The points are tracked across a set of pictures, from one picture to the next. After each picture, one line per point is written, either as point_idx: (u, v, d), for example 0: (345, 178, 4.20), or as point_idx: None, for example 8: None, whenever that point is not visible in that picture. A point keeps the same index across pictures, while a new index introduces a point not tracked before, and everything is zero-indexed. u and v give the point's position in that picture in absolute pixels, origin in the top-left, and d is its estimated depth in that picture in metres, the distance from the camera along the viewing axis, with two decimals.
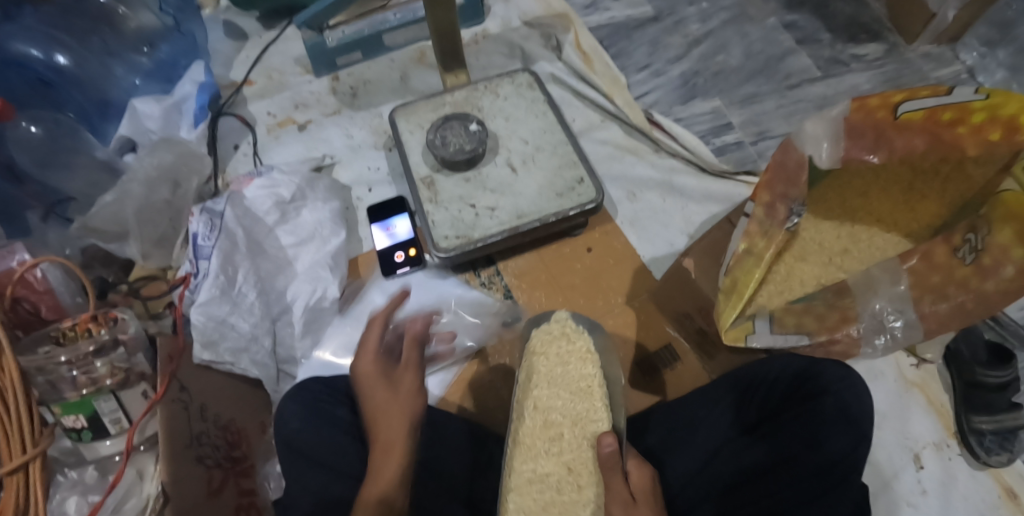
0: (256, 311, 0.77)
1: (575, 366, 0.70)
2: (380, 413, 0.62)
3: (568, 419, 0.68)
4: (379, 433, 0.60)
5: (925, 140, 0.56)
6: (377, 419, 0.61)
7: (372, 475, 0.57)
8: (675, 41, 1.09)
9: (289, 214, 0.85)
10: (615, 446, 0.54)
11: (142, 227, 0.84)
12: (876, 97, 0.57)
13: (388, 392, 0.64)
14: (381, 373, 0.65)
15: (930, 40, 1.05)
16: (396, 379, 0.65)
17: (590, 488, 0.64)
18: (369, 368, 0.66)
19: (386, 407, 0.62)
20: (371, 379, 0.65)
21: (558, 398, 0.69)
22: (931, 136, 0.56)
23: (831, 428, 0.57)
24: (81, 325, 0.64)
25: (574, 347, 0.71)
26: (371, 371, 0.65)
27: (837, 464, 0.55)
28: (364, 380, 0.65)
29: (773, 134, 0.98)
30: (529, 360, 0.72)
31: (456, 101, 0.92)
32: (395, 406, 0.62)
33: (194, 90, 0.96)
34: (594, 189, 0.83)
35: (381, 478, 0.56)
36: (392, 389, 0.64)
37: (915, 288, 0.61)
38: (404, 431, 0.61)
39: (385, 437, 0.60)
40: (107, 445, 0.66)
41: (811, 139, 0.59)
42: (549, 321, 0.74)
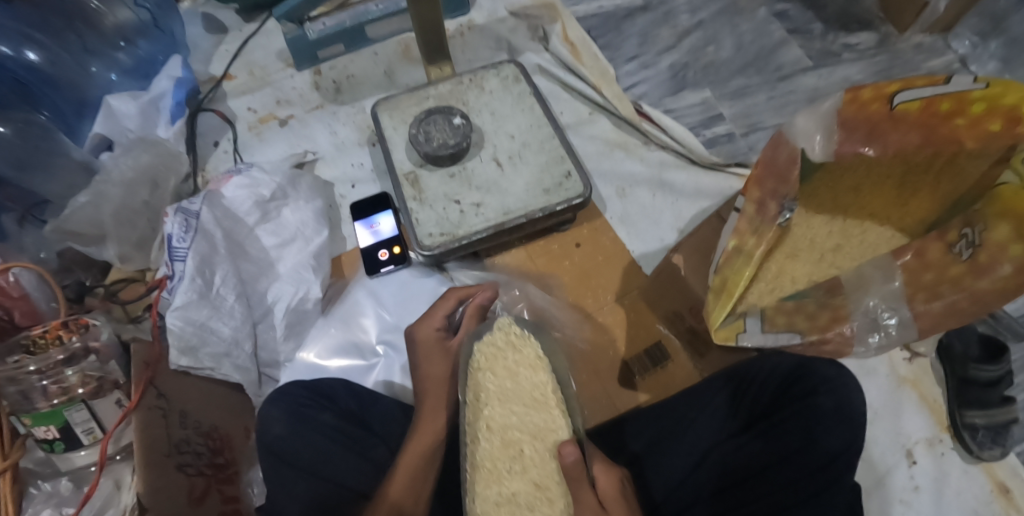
0: (237, 314, 0.75)
1: (525, 375, 0.66)
2: (430, 376, 0.66)
3: (527, 434, 0.62)
4: (426, 393, 0.65)
5: (920, 135, 0.54)
6: (424, 379, 0.66)
7: (417, 432, 0.62)
8: (665, 32, 1.07)
9: (270, 213, 0.83)
10: (576, 455, 0.53)
11: (119, 229, 0.81)
12: (869, 88, 0.55)
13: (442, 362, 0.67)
14: (440, 345, 0.69)
15: (922, 30, 1.03)
16: (450, 349, 0.69)
17: (560, 502, 0.60)
18: (429, 338, 0.69)
19: (434, 366, 0.67)
20: (427, 348, 0.68)
21: (513, 413, 0.63)
22: (926, 131, 0.54)
23: (818, 428, 0.56)
24: (52, 333, 0.62)
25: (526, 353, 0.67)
26: (431, 340, 0.69)
27: (829, 465, 0.55)
28: (422, 346, 0.69)
29: (764, 126, 0.97)
30: (473, 376, 0.66)
31: (440, 95, 0.89)
32: (443, 373, 0.67)
33: (171, 86, 0.94)
34: (582, 184, 0.81)
35: (423, 432, 0.62)
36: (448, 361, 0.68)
37: (908, 287, 0.60)
38: (450, 393, 0.66)
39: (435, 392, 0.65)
40: (81, 456, 0.64)
41: (803, 133, 0.57)
42: (490, 331, 0.68)
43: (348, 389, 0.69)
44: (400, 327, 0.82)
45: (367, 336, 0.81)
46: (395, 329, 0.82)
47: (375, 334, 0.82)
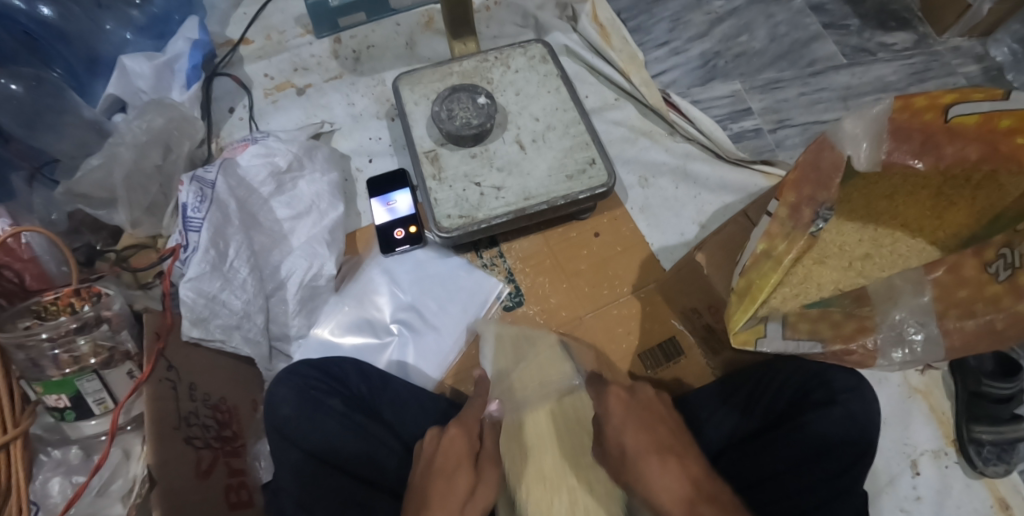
0: (249, 287, 0.74)
1: (537, 341, 0.78)
2: (444, 464, 0.56)
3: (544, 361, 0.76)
4: (425, 488, 0.54)
5: (978, 149, 0.53)
6: (442, 462, 0.56)
7: None
8: (697, 18, 1.03)
9: (285, 185, 0.81)
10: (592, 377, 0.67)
11: (131, 193, 0.80)
12: (923, 96, 0.54)
13: (464, 444, 0.58)
14: (471, 436, 0.59)
15: (961, 33, 1.00)
16: (479, 475, 0.57)
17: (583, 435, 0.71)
18: (454, 441, 0.58)
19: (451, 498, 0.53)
20: (457, 438, 0.58)
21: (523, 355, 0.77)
22: (985, 145, 0.53)
23: (831, 411, 0.58)
24: (64, 300, 0.62)
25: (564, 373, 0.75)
26: (460, 455, 0.57)
27: (854, 465, 0.56)
28: (444, 433, 0.59)
29: (793, 123, 0.94)
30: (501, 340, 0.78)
31: (464, 71, 0.87)
32: (464, 459, 0.57)
33: (187, 48, 0.91)
34: (606, 173, 0.79)
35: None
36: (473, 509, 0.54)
37: (938, 302, 0.57)
38: (464, 490, 0.54)
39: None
40: (92, 425, 0.64)
41: (850, 137, 0.56)
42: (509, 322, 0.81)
43: (360, 372, 0.71)
44: (416, 306, 0.82)
45: (382, 314, 0.81)
46: (410, 308, 0.82)
47: (390, 312, 0.81)
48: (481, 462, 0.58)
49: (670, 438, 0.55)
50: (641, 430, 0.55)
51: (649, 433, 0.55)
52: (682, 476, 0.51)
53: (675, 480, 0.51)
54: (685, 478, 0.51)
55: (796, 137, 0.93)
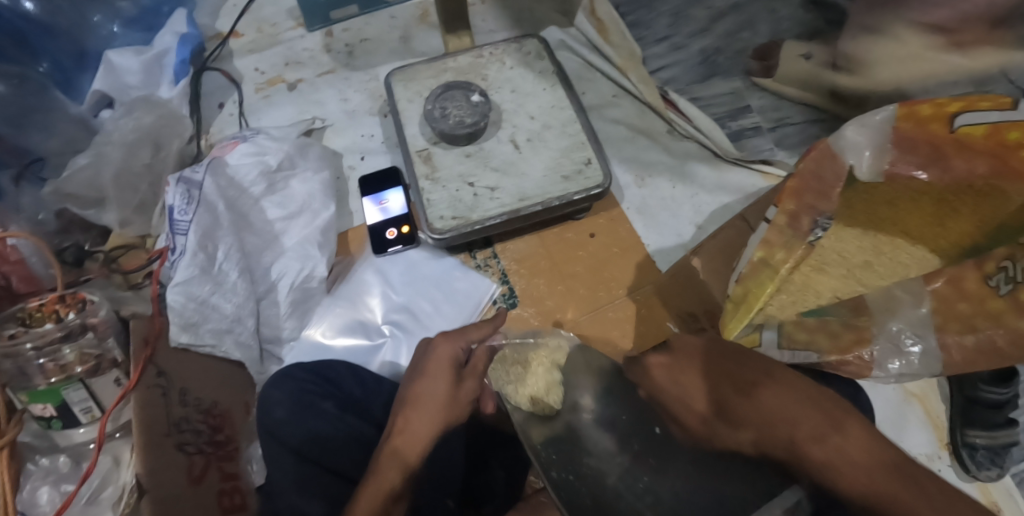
0: (240, 291, 0.72)
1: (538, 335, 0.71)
2: (434, 370, 0.59)
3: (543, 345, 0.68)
4: (409, 389, 0.59)
5: (986, 162, 0.52)
6: (431, 370, 0.59)
7: (405, 420, 0.57)
8: (697, 13, 1.02)
9: (276, 184, 0.80)
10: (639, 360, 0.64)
11: (121, 193, 0.79)
12: (928, 105, 0.53)
13: (449, 354, 0.60)
14: (460, 342, 0.62)
15: None
16: (459, 387, 0.60)
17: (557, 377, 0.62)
18: (442, 351, 0.60)
19: (432, 402, 0.58)
20: (445, 344, 0.61)
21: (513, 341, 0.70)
22: (993, 158, 0.52)
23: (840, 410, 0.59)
24: (49, 307, 0.61)
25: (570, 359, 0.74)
26: (446, 362, 0.60)
27: None
28: (437, 343, 0.62)
29: (793, 122, 0.93)
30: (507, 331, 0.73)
31: (459, 67, 0.85)
32: (447, 365, 0.60)
33: (175, 43, 0.90)
34: (603, 173, 0.77)
35: (389, 469, 0.54)
36: (438, 415, 0.58)
37: (938, 315, 0.57)
38: (445, 389, 0.59)
39: (414, 439, 0.56)
40: (80, 433, 0.63)
41: (853, 146, 0.55)
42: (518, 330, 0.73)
43: (354, 375, 0.70)
44: (409, 308, 0.80)
45: (374, 316, 0.80)
46: (403, 310, 0.80)
47: (382, 314, 0.80)
48: (469, 372, 0.61)
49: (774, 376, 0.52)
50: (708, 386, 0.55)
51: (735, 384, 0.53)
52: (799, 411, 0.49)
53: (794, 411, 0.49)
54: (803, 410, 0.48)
55: (796, 137, 0.92)
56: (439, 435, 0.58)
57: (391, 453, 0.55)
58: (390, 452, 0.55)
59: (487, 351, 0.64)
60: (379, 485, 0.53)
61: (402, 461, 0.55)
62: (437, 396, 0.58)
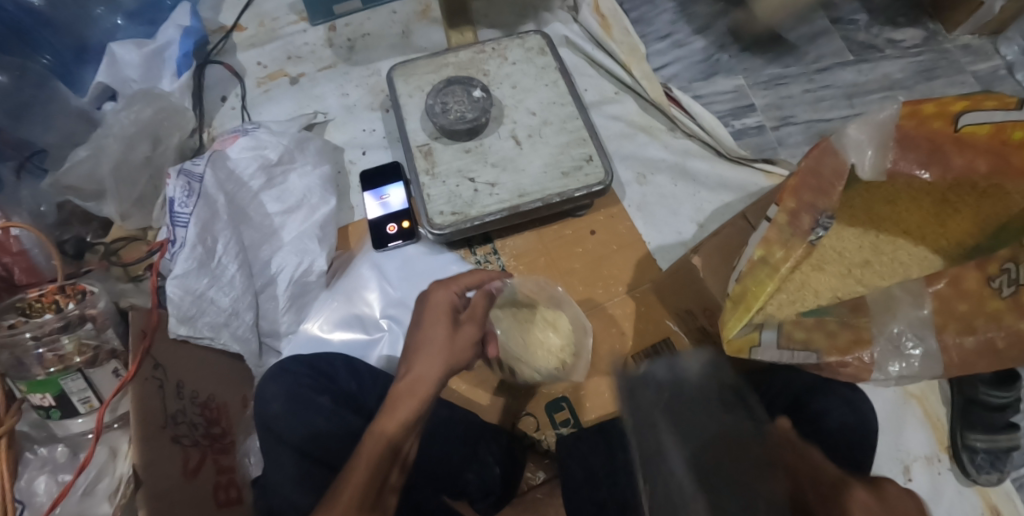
0: (237, 284, 0.73)
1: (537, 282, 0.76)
2: (431, 316, 0.58)
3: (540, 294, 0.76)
4: (410, 338, 0.58)
5: (987, 160, 0.53)
6: (427, 317, 0.58)
7: (407, 364, 0.56)
8: (700, 10, 1.02)
9: (275, 178, 0.80)
10: None
11: (120, 186, 0.79)
12: (932, 103, 0.53)
13: (446, 301, 0.59)
14: (456, 292, 0.60)
15: (971, 31, 1.02)
16: (458, 329, 0.59)
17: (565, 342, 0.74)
18: (438, 298, 0.59)
19: (438, 345, 0.56)
20: (441, 291, 0.60)
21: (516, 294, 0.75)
22: (996, 157, 0.52)
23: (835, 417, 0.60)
24: (49, 297, 0.61)
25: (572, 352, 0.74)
26: (442, 308, 0.59)
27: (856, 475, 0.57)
28: (433, 290, 0.60)
29: (796, 121, 0.94)
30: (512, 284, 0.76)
31: (460, 63, 0.85)
32: (444, 311, 0.58)
33: (177, 36, 0.90)
34: (603, 169, 0.77)
35: (392, 418, 0.53)
36: (441, 359, 0.56)
37: (938, 315, 0.56)
38: (444, 332, 0.57)
39: (422, 381, 0.55)
40: (78, 423, 0.63)
41: (854, 144, 0.55)
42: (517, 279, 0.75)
43: (350, 370, 0.71)
44: (404, 302, 0.79)
45: (370, 310, 0.79)
46: (399, 304, 0.79)
47: (379, 308, 0.79)
48: (467, 318, 0.60)
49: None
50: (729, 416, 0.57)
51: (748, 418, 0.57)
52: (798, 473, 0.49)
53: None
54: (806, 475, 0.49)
55: (799, 135, 0.93)
56: (446, 377, 0.57)
57: (374, 433, 0.52)
58: (403, 393, 0.54)
59: (485, 294, 0.63)
60: (383, 428, 0.52)
61: (407, 407, 0.54)
62: (438, 335, 0.57)
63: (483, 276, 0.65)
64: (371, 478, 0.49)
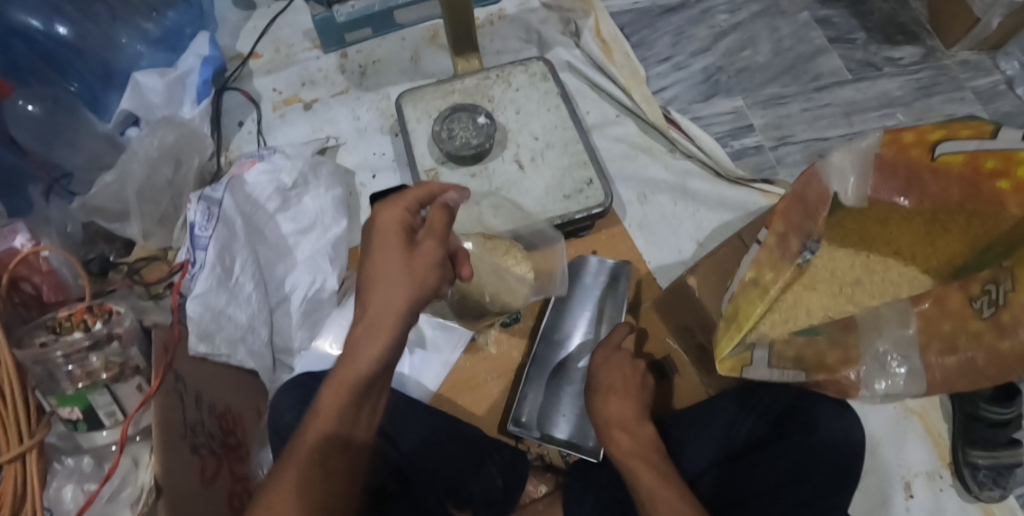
0: (254, 301, 0.77)
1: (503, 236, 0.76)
2: (385, 238, 0.54)
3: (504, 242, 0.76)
4: (366, 267, 0.54)
5: (960, 189, 0.55)
6: (376, 243, 0.54)
7: (366, 293, 0.53)
8: (700, 33, 1.05)
9: (290, 201, 0.84)
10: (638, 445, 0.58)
11: (142, 206, 0.83)
12: (911, 131, 0.55)
13: (398, 218, 0.55)
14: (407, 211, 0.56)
15: (970, 47, 1.05)
16: (416, 247, 0.54)
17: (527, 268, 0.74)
18: (389, 218, 0.55)
19: (397, 267, 0.53)
20: (390, 211, 0.55)
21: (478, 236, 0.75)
22: (970, 185, 0.54)
23: (821, 416, 0.62)
24: (77, 316, 0.65)
25: (572, 373, 0.78)
26: (393, 226, 0.54)
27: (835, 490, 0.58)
28: (382, 210, 0.55)
29: (795, 140, 0.96)
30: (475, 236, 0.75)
31: (466, 89, 0.88)
32: (395, 230, 0.54)
33: (197, 64, 0.95)
34: (603, 192, 0.80)
35: (336, 385, 0.51)
36: (398, 283, 0.52)
37: (922, 334, 0.58)
38: (401, 250, 0.53)
39: (379, 313, 0.52)
40: (103, 436, 0.67)
41: (837, 171, 0.57)
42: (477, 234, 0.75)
43: None
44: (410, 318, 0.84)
45: None
46: None
47: None
48: (429, 232, 0.56)
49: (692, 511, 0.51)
50: (624, 400, 0.63)
51: (632, 399, 0.64)
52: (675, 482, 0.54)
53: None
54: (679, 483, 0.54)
55: (798, 154, 0.95)
56: (416, 303, 0.54)
57: (333, 382, 0.51)
58: (361, 337, 0.52)
59: (445, 210, 0.57)
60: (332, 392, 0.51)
61: (366, 357, 0.51)
62: (394, 257, 0.53)
63: (435, 187, 0.59)
64: (325, 442, 0.49)
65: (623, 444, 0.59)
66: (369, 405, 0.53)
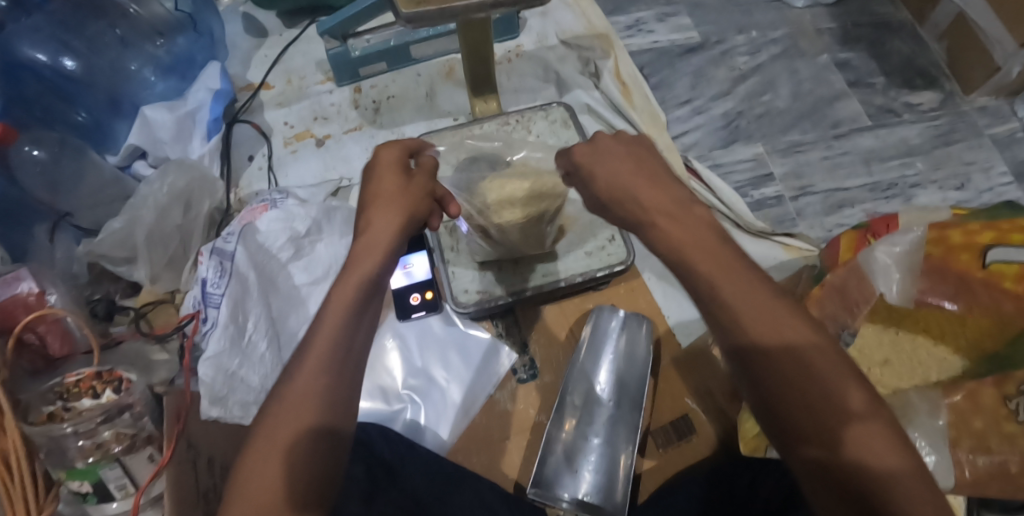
0: (267, 361, 0.74)
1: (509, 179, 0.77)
2: (382, 175, 0.54)
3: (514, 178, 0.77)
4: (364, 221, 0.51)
5: (1015, 303, 0.57)
6: (378, 184, 0.53)
7: (366, 220, 0.51)
8: (720, 75, 1.05)
9: (303, 249, 0.80)
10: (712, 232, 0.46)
11: (151, 250, 0.80)
12: (960, 234, 0.60)
13: (396, 153, 0.56)
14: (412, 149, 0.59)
15: (989, 93, 1.03)
16: (410, 179, 0.55)
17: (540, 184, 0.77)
18: (388, 157, 0.56)
19: (391, 198, 0.53)
20: (393, 147, 0.57)
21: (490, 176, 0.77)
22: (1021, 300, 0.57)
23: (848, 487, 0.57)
24: (86, 382, 0.63)
25: (596, 420, 0.75)
26: (393, 162, 0.55)
27: None
28: (385, 147, 0.57)
29: (815, 190, 0.96)
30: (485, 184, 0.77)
31: (486, 134, 0.88)
32: (394, 166, 0.55)
33: (208, 99, 0.92)
34: (625, 249, 0.82)
35: (320, 338, 0.45)
36: (376, 233, 0.50)
37: (952, 428, 0.57)
38: (395, 180, 0.54)
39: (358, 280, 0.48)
40: (113, 507, 0.65)
41: (883, 270, 0.63)
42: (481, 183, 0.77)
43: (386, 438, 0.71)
44: (427, 372, 0.81)
45: (393, 381, 0.81)
46: (422, 374, 0.81)
47: (401, 378, 0.81)
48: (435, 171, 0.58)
49: (822, 356, 0.40)
50: (609, 161, 0.51)
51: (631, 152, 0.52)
52: (775, 300, 0.42)
53: (819, 402, 0.39)
54: (793, 306, 0.42)
55: (817, 205, 0.94)
56: (406, 233, 0.52)
57: (325, 321, 0.46)
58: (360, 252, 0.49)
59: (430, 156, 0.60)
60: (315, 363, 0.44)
61: (361, 269, 0.48)
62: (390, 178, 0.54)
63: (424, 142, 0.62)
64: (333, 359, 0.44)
65: (684, 256, 0.45)
66: (361, 347, 0.46)
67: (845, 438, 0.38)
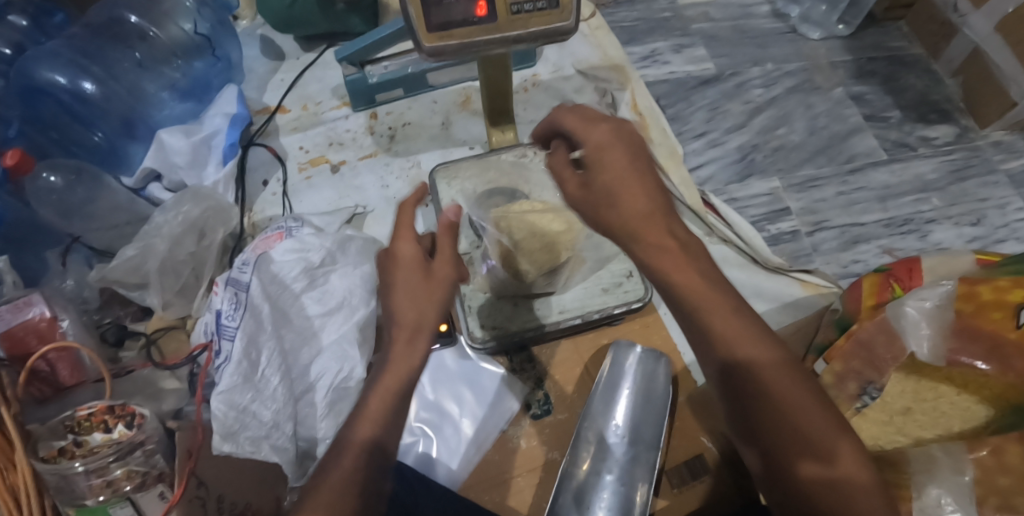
0: (280, 396, 0.72)
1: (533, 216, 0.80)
2: (405, 232, 0.60)
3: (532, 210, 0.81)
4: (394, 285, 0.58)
5: None
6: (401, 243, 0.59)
7: (393, 282, 0.58)
8: (735, 108, 1.05)
9: (317, 280, 0.79)
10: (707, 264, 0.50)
11: (163, 279, 0.79)
12: (991, 290, 0.60)
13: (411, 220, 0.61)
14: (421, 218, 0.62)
15: (1004, 127, 1.03)
16: (437, 249, 0.60)
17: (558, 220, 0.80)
18: (405, 229, 0.60)
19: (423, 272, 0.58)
20: (406, 216, 0.61)
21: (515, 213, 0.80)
22: None
23: None
24: (98, 416, 0.62)
25: (610, 457, 0.72)
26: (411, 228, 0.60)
27: None
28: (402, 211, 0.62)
29: (831, 226, 0.95)
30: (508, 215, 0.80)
31: (503, 165, 0.87)
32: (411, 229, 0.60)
33: (225, 125, 0.91)
34: (642, 286, 0.81)
35: (391, 375, 0.54)
36: (422, 318, 0.56)
37: (979, 486, 0.56)
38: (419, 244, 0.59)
39: (413, 318, 0.56)
40: None
41: (911, 324, 0.63)
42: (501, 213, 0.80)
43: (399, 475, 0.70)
44: (441, 406, 0.80)
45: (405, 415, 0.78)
46: (435, 408, 0.80)
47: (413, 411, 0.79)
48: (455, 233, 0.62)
49: (781, 371, 0.46)
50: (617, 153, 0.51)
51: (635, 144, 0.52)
52: (758, 329, 0.48)
53: (804, 425, 0.44)
54: (769, 332, 0.48)
55: (833, 240, 0.94)
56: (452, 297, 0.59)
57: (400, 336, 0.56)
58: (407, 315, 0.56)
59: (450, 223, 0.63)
60: (386, 388, 0.53)
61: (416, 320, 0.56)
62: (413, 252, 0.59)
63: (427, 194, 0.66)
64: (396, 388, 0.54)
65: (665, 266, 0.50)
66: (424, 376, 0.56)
67: (838, 451, 0.43)
